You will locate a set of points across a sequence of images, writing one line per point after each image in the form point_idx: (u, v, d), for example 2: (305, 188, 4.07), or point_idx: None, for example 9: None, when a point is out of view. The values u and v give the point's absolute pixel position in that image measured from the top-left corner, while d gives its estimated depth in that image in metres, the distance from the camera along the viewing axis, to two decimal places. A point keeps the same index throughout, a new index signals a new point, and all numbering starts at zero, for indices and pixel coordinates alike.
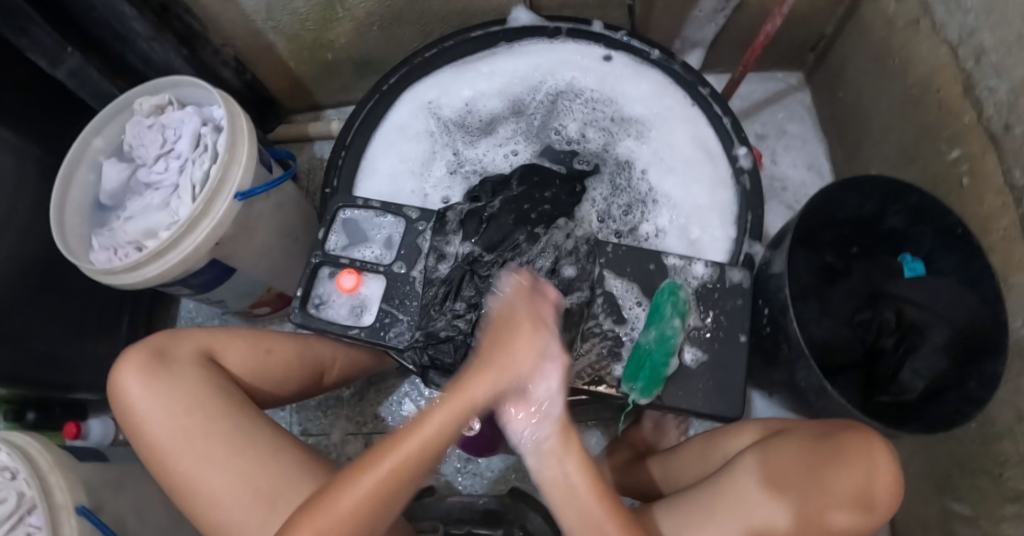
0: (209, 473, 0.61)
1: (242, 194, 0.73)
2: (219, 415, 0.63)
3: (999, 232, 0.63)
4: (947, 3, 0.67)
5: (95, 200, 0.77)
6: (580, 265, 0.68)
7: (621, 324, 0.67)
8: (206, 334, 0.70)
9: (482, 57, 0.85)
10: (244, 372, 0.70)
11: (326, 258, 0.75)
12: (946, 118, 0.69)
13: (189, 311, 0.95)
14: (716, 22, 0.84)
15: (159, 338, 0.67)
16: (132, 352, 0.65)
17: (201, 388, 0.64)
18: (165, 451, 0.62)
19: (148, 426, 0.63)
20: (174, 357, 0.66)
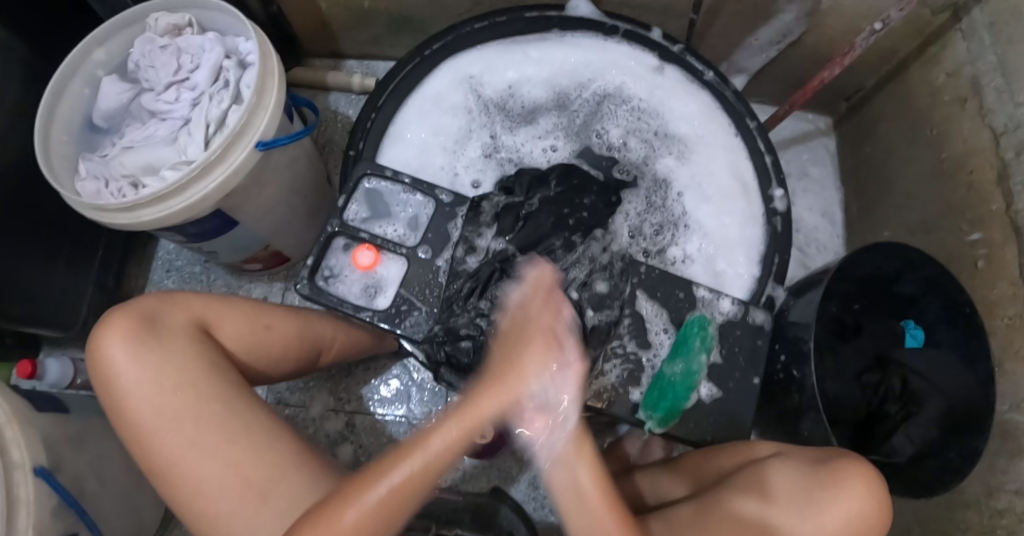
0: (198, 460, 0.56)
1: (264, 144, 0.68)
2: (214, 396, 0.58)
3: (1004, 319, 0.67)
4: (999, 91, 0.69)
5: (87, 118, 0.71)
6: (613, 282, 0.69)
7: (644, 350, 0.67)
8: (202, 302, 0.64)
9: (533, 40, 0.83)
10: (240, 347, 0.65)
11: (344, 229, 0.70)
12: (972, 201, 0.72)
13: (167, 252, 0.89)
14: (766, 54, 0.86)
15: (148, 301, 0.61)
16: (117, 316, 0.59)
17: (195, 365, 0.59)
18: (146, 432, 0.57)
19: (129, 401, 0.57)
20: (166, 326, 0.60)
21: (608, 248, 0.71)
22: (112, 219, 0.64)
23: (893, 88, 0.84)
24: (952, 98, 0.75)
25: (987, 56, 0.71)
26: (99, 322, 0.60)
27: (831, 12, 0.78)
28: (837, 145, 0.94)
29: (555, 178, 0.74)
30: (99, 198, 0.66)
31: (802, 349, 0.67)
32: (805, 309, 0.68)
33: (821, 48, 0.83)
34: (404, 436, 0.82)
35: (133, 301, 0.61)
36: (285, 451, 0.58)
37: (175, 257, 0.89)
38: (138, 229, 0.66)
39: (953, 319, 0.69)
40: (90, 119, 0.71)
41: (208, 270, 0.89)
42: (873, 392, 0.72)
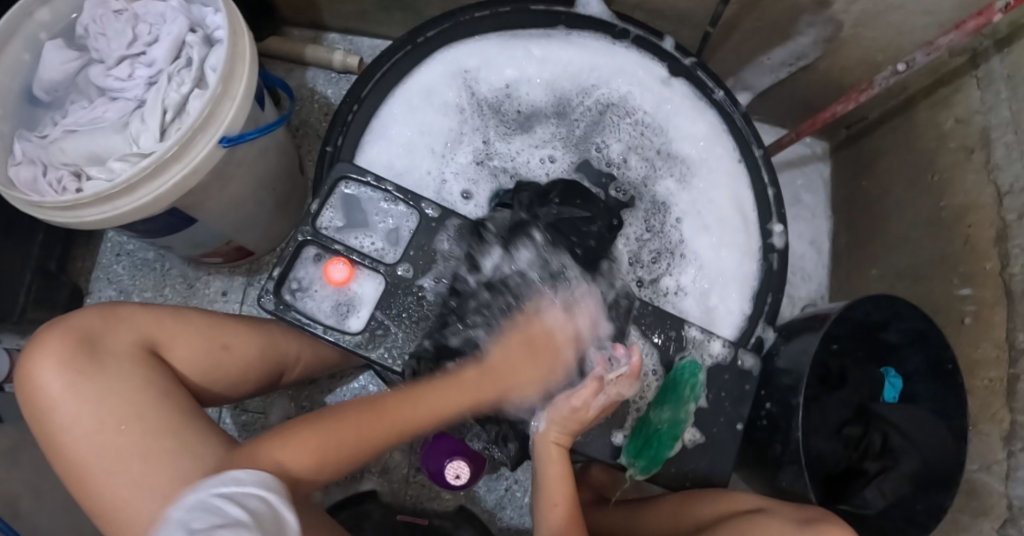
0: (146, 504, 0.51)
1: (227, 140, 0.62)
2: (163, 430, 0.54)
3: (984, 380, 0.67)
4: (1009, 148, 0.66)
5: (28, 87, 0.68)
6: (616, 323, 0.67)
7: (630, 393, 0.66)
8: (152, 319, 0.60)
9: (536, 37, 0.78)
10: (194, 368, 0.60)
11: (315, 238, 0.66)
12: (966, 255, 0.71)
13: (117, 236, 0.86)
14: (775, 75, 0.85)
15: (88, 320, 0.57)
16: (52, 340, 0.55)
17: (143, 395, 0.55)
18: (89, 475, 0.52)
19: (69, 437, 0.53)
20: (107, 349, 0.56)
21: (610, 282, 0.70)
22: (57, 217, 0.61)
23: (899, 124, 0.82)
24: (959, 146, 0.73)
25: (1002, 109, 0.67)
26: (31, 348, 0.56)
27: (852, 41, 0.76)
28: (832, 173, 0.94)
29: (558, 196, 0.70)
30: (36, 187, 0.64)
31: (792, 401, 0.66)
32: (798, 355, 0.68)
33: (835, 75, 0.81)
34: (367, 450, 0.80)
35: (73, 318, 0.57)
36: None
37: (125, 242, 0.86)
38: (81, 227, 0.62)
39: (933, 373, 0.69)
40: (31, 90, 0.68)
41: (163, 258, 0.86)
42: (853, 445, 0.72)
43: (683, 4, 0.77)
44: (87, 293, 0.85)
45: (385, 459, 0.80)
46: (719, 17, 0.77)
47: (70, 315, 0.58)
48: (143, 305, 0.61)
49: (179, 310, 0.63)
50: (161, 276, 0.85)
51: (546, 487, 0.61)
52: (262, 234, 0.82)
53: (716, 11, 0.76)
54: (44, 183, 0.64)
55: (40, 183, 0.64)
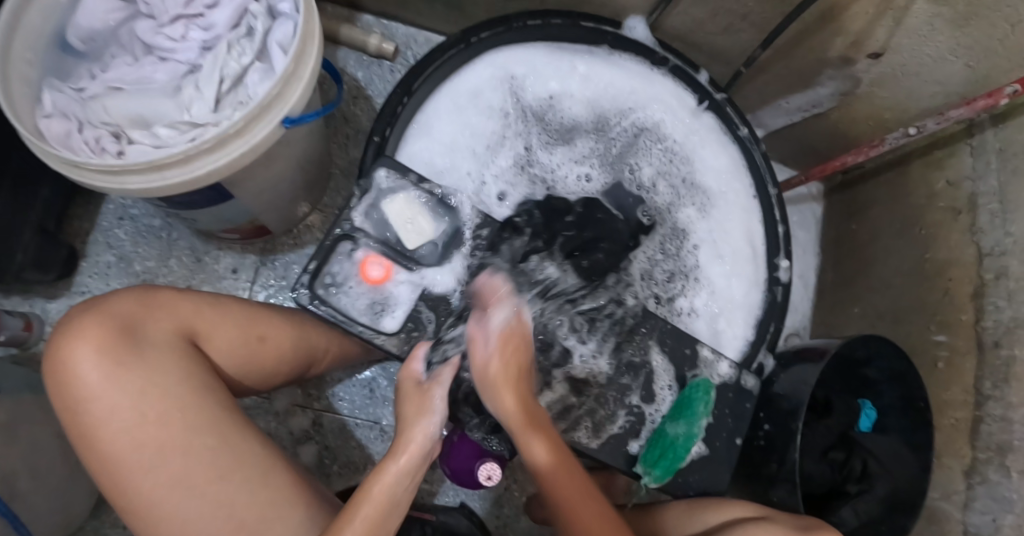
0: (184, 500, 0.50)
1: (290, 120, 0.62)
2: (205, 429, 0.51)
3: (951, 419, 0.76)
4: (993, 216, 0.74)
5: (58, 33, 0.64)
6: (625, 342, 0.72)
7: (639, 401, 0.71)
8: (192, 307, 0.56)
9: (582, 55, 0.81)
10: (232, 362, 0.58)
11: (353, 233, 0.66)
12: (943, 305, 0.79)
13: (121, 200, 0.82)
14: (789, 117, 0.92)
15: (126, 305, 0.53)
16: (91, 324, 0.51)
17: (186, 391, 0.52)
18: (122, 467, 0.49)
19: (104, 429, 0.49)
20: (149, 339, 0.52)
21: (620, 300, 0.75)
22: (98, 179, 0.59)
23: (892, 178, 0.89)
24: (947, 206, 0.80)
25: (990, 178, 0.75)
26: (60, 326, 0.52)
27: (866, 97, 0.83)
28: (823, 214, 1.03)
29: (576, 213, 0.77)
30: (68, 143, 0.61)
31: (790, 426, 0.72)
32: (798, 381, 0.74)
33: (841, 125, 0.88)
34: (373, 442, 0.81)
35: (109, 299, 0.53)
36: (286, 485, 0.53)
37: (131, 206, 0.81)
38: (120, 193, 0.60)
39: (906, 408, 0.76)
40: (63, 36, 0.65)
41: (169, 227, 0.82)
42: (838, 468, 0.79)
43: (721, 42, 0.84)
44: (82, 256, 0.80)
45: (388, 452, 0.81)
46: (753, 60, 0.83)
47: (103, 295, 0.53)
48: (181, 289, 0.57)
49: (215, 295, 0.60)
50: (167, 246, 0.82)
51: (546, 478, 0.60)
52: (284, 216, 0.80)
53: (752, 54, 0.83)
54: (79, 140, 0.61)
55: (73, 139, 0.61)
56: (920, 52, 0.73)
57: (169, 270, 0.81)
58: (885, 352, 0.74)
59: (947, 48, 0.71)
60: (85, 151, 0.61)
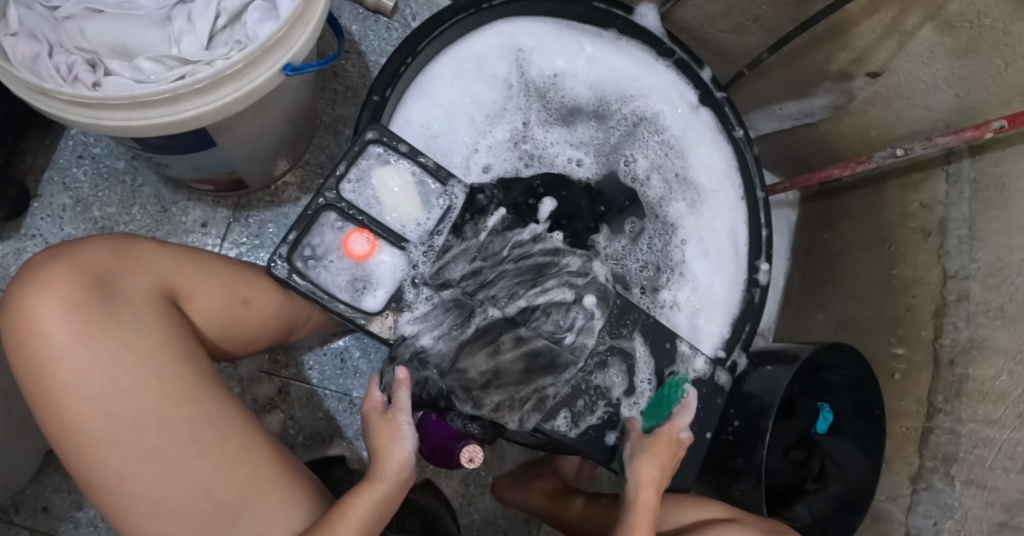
0: (155, 475, 0.45)
1: (291, 68, 0.56)
2: (182, 397, 0.47)
3: (902, 428, 0.80)
4: (961, 241, 0.76)
5: None
6: (604, 335, 0.66)
7: (618, 387, 0.67)
8: (172, 263, 0.52)
9: (589, 36, 0.80)
10: (212, 324, 0.54)
11: (336, 203, 0.61)
12: (906, 320, 0.82)
13: (81, 136, 0.76)
14: (779, 124, 0.95)
15: (98, 256, 0.48)
16: (57, 275, 0.45)
17: (163, 355, 0.47)
18: (89, 437, 0.44)
19: (68, 394, 0.44)
20: (123, 294, 0.47)
21: (580, 273, 0.69)
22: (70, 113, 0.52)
23: (869, 194, 0.92)
24: (918, 227, 0.83)
25: (962, 206, 0.77)
26: (22, 275, 0.46)
27: (856, 114, 0.85)
28: (798, 219, 1.06)
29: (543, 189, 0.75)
30: (36, 67, 0.54)
31: (761, 426, 0.72)
32: (770, 382, 0.74)
33: (828, 137, 0.90)
34: (341, 415, 0.78)
35: (79, 248, 0.48)
36: (267, 460, 0.49)
37: (92, 143, 0.76)
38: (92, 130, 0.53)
39: (863, 414, 0.79)
40: None
41: (134, 171, 0.77)
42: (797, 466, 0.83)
43: (728, 41, 0.87)
44: (34, 196, 0.75)
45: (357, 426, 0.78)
46: (758, 63, 0.86)
47: (73, 243, 0.48)
48: (159, 241, 0.53)
49: (197, 252, 0.56)
50: (130, 193, 0.76)
51: None
52: (263, 171, 0.75)
53: (757, 57, 0.86)
54: (48, 65, 0.54)
55: (41, 64, 0.54)
56: (915, 77, 0.75)
57: (132, 219, 0.76)
58: (845, 359, 0.77)
59: (940, 78, 0.73)
60: (56, 78, 0.54)
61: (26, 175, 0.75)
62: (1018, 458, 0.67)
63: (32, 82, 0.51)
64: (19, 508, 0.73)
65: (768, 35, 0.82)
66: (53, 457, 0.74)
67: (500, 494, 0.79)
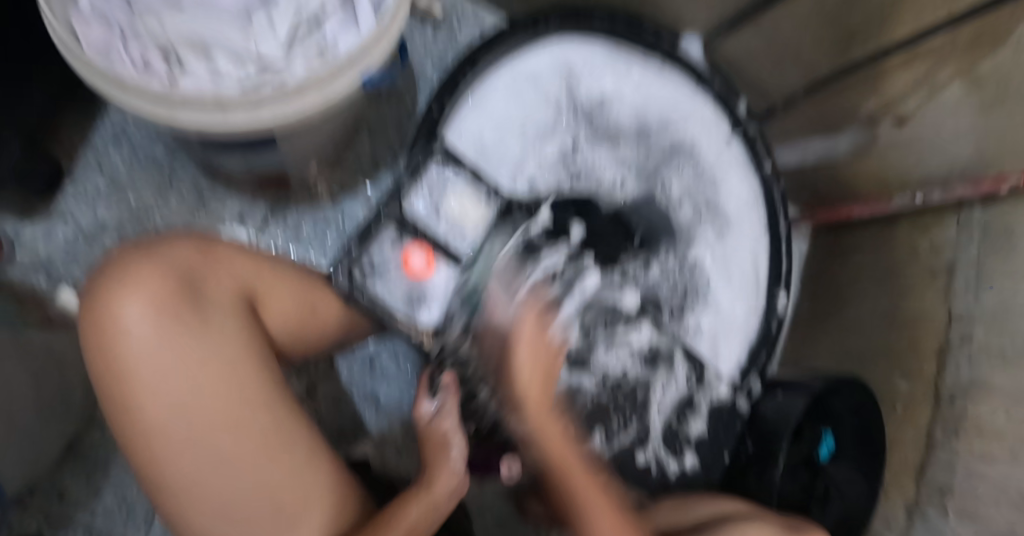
0: (223, 484, 0.46)
1: (370, 82, 0.55)
2: (257, 406, 0.47)
3: (902, 459, 0.82)
4: (966, 284, 0.76)
5: None
6: (642, 371, 0.75)
7: (655, 393, 0.75)
8: (251, 269, 0.53)
9: (636, 61, 0.81)
10: (283, 332, 0.55)
11: (397, 219, 0.66)
12: (910, 356, 0.83)
13: (120, 119, 0.77)
14: (802, 156, 0.99)
15: (185, 258, 0.49)
16: (146, 276, 0.46)
17: (240, 360, 0.48)
18: (164, 438, 0.45)
19: (148, 398, 0.45)
20: (207, 300, 0.48)
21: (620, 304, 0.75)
22: (144, 104, 0.48)
23: (881, 231, 0.94)
24: (925, 270, 0.84)
25: (971, 249, 0.76)
26: (107, 271, 0.47)
27: (878, 155, 0.88)
28: (809, 252, 1.10)
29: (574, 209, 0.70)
30: (108, 54, 0.50)
31: (773, 453, 0.72)
32: (784, 406, 0.74)
33: (848, 176, 0.94)
34: (365, 409, 0.79)
35: (167, 249, 0.49)
36: (326, 462, 0.50)
37: (131, 128, 0.76)
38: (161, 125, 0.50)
39: (865, 443, 0.81)
40: None
41: (172, 158, 0.77)
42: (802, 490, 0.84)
43: (765, 77, 0.92)
44: (68, 177, 0.75)
45: (382, 428, 0.79)
46: (794, 100, 0.92)
47: (159, 241, 0.49)
48: (238, 246, 0.54)
49: (270, 257, 0.57)
50: (167, 180, 0.77)
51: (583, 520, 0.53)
52: (307, 171, 0.75)
53: (795, 95, 0.91)
54: (121, 53, 0.50)
55: (113, 51, 0.51)
56: (938, 127, 0.78)
57: (167, 207, 0.76)
58: (847, 389, 0.80)
59: (964, 131, 0.76)
60: (129, 67, 0.50)
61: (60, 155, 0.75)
62: (1009, 491, 0.66)
63: (110, 70, 0.47)
64: (35, 496, 0.73)
65: (806, 75, 0.87)
66: (72, 446, 0.74)
67: (532, 518, 0.80)
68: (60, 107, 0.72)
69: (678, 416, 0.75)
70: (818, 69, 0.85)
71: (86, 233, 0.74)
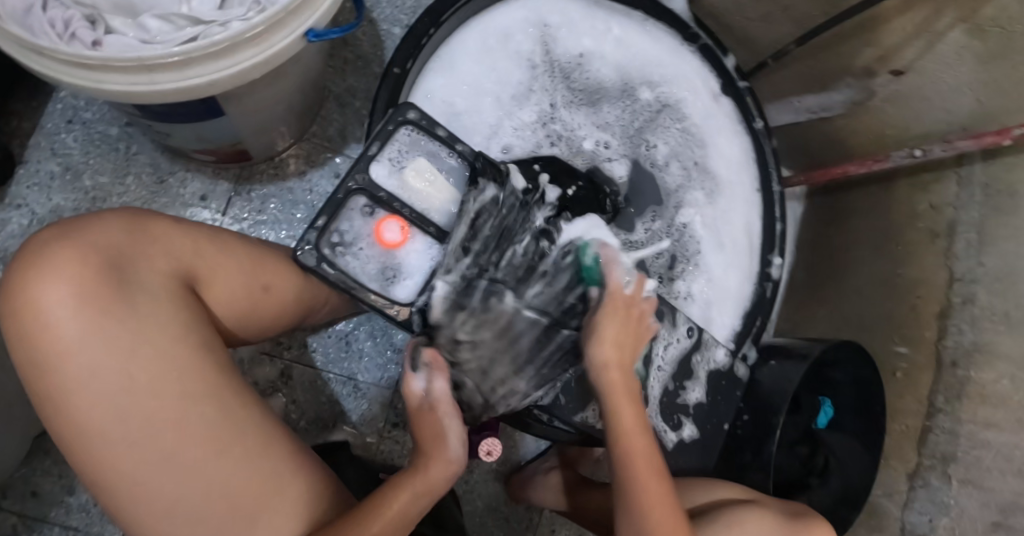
0: (172, 477, 0.43)
1: (315, 34, 0.50)
2: (199, 395, 0.44)
3: (900, 426, 0.78)
4: (969, 243, 0.72)
5: None
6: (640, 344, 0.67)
7: (658, 348, 0.69)
8: (192, 248, 0.50)
9: (616, 16, 0.77)
10: (231, 312, 0.52)
11: (366, 186, 0.59)
12: (909, 320, 0.79)
13: (72, 97, 0.73)
14: (796, 115, 0.95)
15: (114, 241, 0.45)
16: (70, 261, 0.43)
17: (178, 347, 0.44)
18: (99, 434, 0.42)
19: (77, 392, 0.42)
20: (139, 284, 0.45)
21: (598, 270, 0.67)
22: (65, 73, 0.45)
23: (878, 191, 0.90)
24: (924, 229, 0.80)
25: (972, 208, 0.73)
26: (26, 256, 0.44)
27: (874, 111, 0.83)
28: (804, 213, 1.06)
29: (540, 168, 0.71)
30: (27, 21, 0.47)
31: (770, 425, 0.68)
32: (781, 375, 0.71)
33: (842, 133, 0.90)
34: (345, 399, 0.76)
35: (92, 228, 0.45)
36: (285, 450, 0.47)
37: (83, 106, 0.73)
38: (89, 94, 0.47)
39: (863, 410, 0.77)
40: None
41: (129, 137, 0.74)
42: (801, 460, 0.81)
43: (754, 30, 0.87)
44: (20, 161, 0.72)
45: (362, 411, 0.77)
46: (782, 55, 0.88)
47: (85, 222, 0.46)
48: (178, 221, 0.51)
49: (217, 234, 0.53)
50: (124, 160, 0.73)
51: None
52: (268, 144, 0.71)
53: (784, 47, 0.86)
54: (41, 19, 0.47)
55: (32, 18, 0.47)
56: (937, 77, 0.73)
57: (126, 189, 0.73)
58: (848, 356, 0.75)
59: (964, 82, 0.71)
60: (50, 34, 0.47)
61: (12, 139, 0.72)
62: (1015, 460, 0.64)
63: (24, 38, 0.44)
64: (8, 492, 0.71)
65: (798, 26, 0.82)
66: (43, 440, 0.72)
67: (517, 493, 0.80)
68: None
69: (677, 383, 0.71)
70: (812, 19, 0.80)
71: (42, 221, 0.71)
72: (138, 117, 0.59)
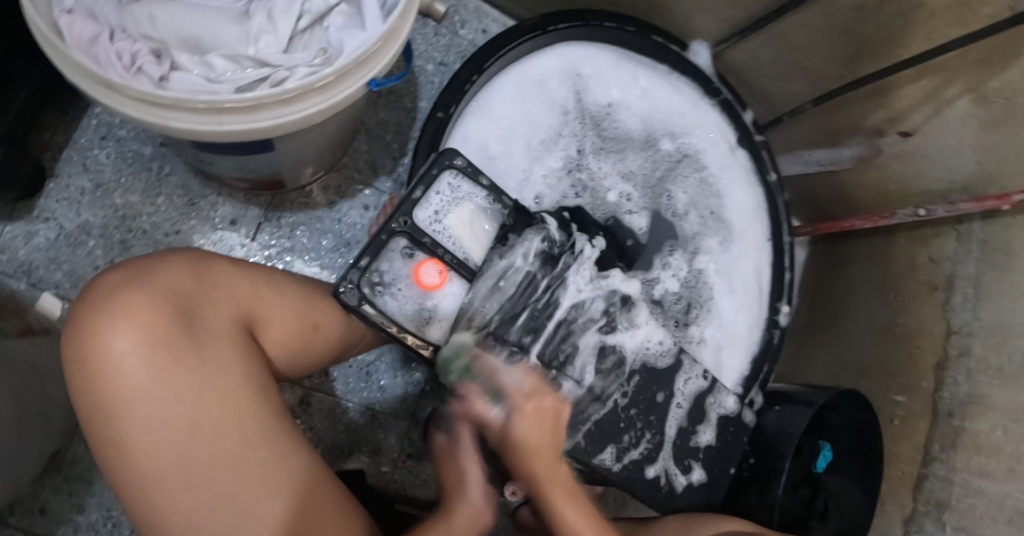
0: (217, 522, 0.43)
1: (375, 83, 0.52)
2: (255, 436, 0.45)
3: (897, 472, 0.79)
4: (966, 298, 0.75)
5: None
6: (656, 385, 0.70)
7: (679, 383, 0.71)
8: (249, 287, 0.51)
9: (643, 68, 0.80)
10: (285, 351, 0.53)
11: (409, 229, 0.62)
12: (909, 370, 0.81)
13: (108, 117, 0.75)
14: (805, 167, 0.99)
15: (179, 278, 0.47)
16: (140, 300, 0.44)
17: (238, 389, 0.45)
18: (151, 473, 0.42)
19: (139, 433, 0.42)
20: (205, 325, 0.46)
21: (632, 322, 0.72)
22: (133, 109, 0.45)
23: (879, 243, 0.93)
24: (924, 282, 0.82)
25: (969, 265, 0.75)
26: (94, 294, 0.45)
27: (881, 167, 0.87)
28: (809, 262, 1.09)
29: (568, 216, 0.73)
30: (93, 52, 0.48)
31: (777, 467, 0.70)
32: (786, 422, 0.72)
33: (849, 185, 0.93)
34: (363, 428, 0.77)
35: (160, 268, 0.47)
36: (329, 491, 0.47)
37: (118, 126, 0.74)
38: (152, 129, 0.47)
39: (862, 457, 0.79)
40: None
41: (161, 159, 0.75)
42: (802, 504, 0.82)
43: (773, 87, 0.92)
44: (51, 176, 0.73)
45: (377, 440, 0.77)
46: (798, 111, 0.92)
47: (150, 261, 0.47)
48: (234, 261, 0.51)
49: (270, 268, 0.54)
50: (156, 181, 0.74)
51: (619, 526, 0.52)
52: (301, 175, 0.72)
53: (801, 105, 0.92)
54: (108, 51, 0.48)
55: (100, 48, 0.48)
56: (942, 141, 0.77)
57: (155, 209, 0.74)
58: (845, 402, 0.78)
59: (966, 145, 0.74)
60: (117, 67, 0.48)
61: (46, 154, 0.73)
62: (1005, 509, 0.64)
63: (95, 71, 0.44)
64: (15, 508, 0.70)
65: (813, 85, 0.87)
66: (57, 457, 0.72)
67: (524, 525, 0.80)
68: (42, 103, 0.69)
69: (690, 427, 0.72)
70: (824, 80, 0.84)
71: (69, 235, 0.72)
72: (182, 144, 0.60)
